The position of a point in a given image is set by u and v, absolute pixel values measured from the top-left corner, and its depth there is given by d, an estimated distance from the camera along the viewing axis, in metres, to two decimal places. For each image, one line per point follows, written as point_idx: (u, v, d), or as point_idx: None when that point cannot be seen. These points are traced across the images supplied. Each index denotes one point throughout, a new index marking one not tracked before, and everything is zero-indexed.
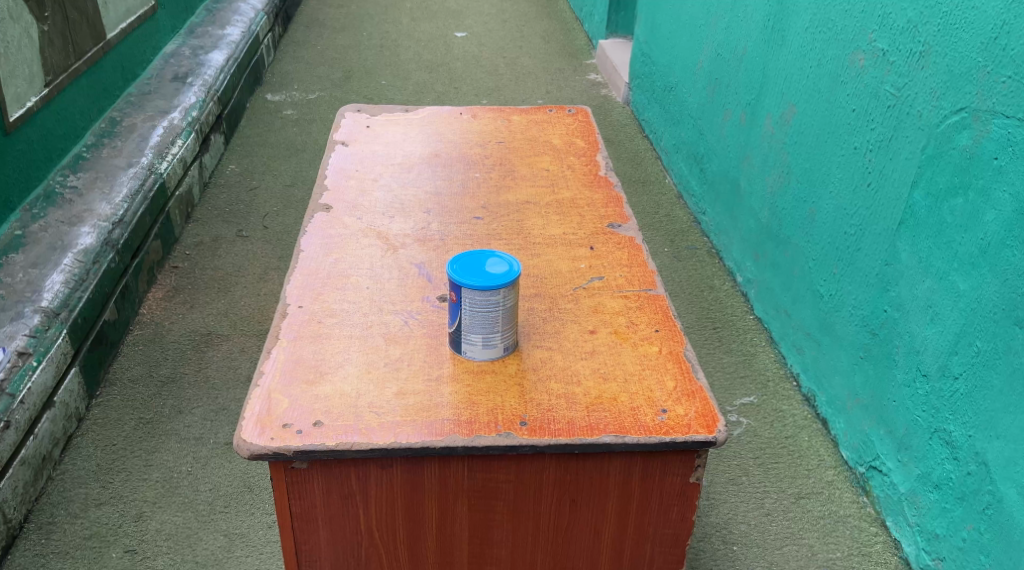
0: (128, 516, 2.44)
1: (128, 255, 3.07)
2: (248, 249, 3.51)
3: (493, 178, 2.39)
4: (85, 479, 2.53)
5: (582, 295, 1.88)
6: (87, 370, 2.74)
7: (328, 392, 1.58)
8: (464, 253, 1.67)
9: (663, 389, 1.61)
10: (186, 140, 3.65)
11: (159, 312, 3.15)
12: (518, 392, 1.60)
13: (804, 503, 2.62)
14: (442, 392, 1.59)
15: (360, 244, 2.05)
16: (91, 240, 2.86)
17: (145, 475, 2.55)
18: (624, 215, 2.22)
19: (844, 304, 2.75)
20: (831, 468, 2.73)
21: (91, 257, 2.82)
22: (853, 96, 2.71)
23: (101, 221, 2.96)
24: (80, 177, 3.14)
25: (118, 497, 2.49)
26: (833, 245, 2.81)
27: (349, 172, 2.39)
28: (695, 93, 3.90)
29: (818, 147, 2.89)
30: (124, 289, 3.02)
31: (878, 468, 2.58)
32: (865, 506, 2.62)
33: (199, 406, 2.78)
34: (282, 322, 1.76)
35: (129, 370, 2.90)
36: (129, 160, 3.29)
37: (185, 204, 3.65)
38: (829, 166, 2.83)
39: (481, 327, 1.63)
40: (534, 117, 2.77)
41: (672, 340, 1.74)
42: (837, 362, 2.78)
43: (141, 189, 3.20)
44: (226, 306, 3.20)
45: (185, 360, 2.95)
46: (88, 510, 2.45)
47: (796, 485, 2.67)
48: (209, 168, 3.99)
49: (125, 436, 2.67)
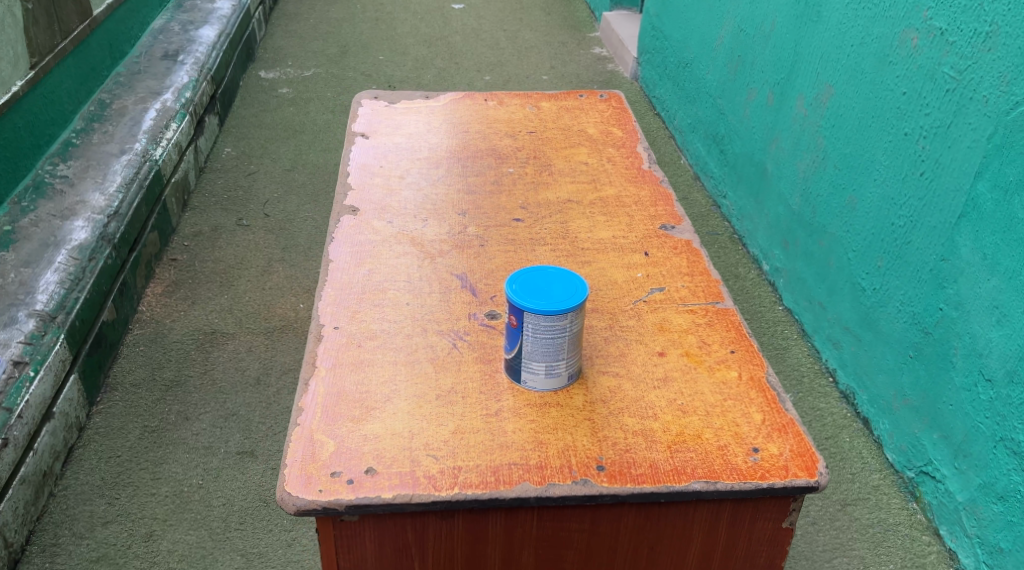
0: (137, 535, 2.27)
1: (125, 249, 2.86)
2: (249, 239, 3.32)
3: (528, 173, 2.21)
4: (90, 495, 2.36)
5: (644, 310, 1.71)
6: (87, 376, 2.55)
7: (378, 431, 1.41)
8: (525, 270, 1.50)
9: (750, 422, 1.45)
10: (181, 123, 3.43)
11: (159, 309, 2.96)
12: (590, 429, 1.43)
13: (851, 511, 2.41)
14: (506, 429, 1.42)
15: (393, 253, 1.87)
16: (85, 235, 2.67)
17: (154, 490, 2.38)
18: (675, 215, 2.04)
19: (889, 300, 2.50)
20: (876, 472, 2.50)
21: (87, 253, 2.63)
22: (902, 77, 2.44)
23: (96, 214, 2.76)
24: (69, 166, 2.93)
25: (126, 515, 2.32)
26: (877, 236, 2.55)
27: (373, 168, 2.20)
28: (715, 71, 3.67)
29: (859, 132, 2.63)
30: (122, 286, 2.83)
31: (930, 474, 2.36)
32: (916, 513, 2.40)
33: (206, 412, 2.60)
34: (318, 348, 1.58)
35: (131, 373, 2.72)
36: (122, 147, 3.09)
37: (182, 191, 3.45)
38: (872, 151, 2.57)
39: (544, 354, 1.46)
40: (563, 102, 2.59)
41: (751, 364, 1.57)
42: (881, 360, 2.54)
43: (137, 177, 2.99)
44: (231, 303, 3.00)
45: (189, 361, 2.77)
46: (94, 530, 2.28)
47: (842, 491, 2.46)
48: (205, 152, 3.78)
49: (129, 447, 2.49)
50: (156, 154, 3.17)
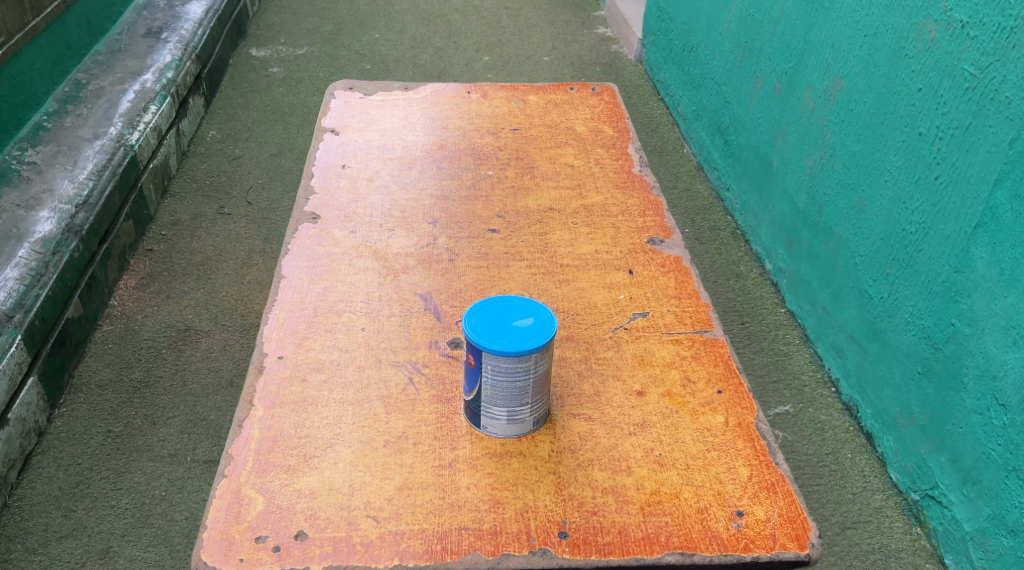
0: (91, 551, 1.89)
1: (94, 241, 2.41)
2: (229, 229, 2.85)
3: (508, 176, 2.04)
4: (43, 508, 1.96)
5: (625, 340, 1.55)
6: (49, 375, 2.15)
7: (314, 484, 1.26)
8: (486, 301, 1.33)
9: (735, 479, 1.29)
10: (161, 106, 2.97)
11: (132, 302, 2.51)
12: (554, 486, 1.27)
13: (851, 535, 2.02)
14: (459, 486, 1.27)
15: (353, 268, 1.70)
16: (50, 226, 2.28)
17: (115, 501, 1.99)
18: (666, 227, 1.87)
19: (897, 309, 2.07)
20: (879, 492, 2.10)
21: (50, 247, 2.23)
22: (915, 71, 2.02)
23: (63, 203, 2.38)
24: (39, 152, 2.55)
25: (84, 529, 1.94)
26: (886, 241, 2.11)
27: (340, 168, 2.02)
28: (721, 56, 3.11)
29: (869, 128, 2.17)
30: (89, 281, 2.37)
31: (936, 498, 1.97)
32: (919, 539, 2.01)
33: (175, 415, 2.20)
34: (257, 383, 1.42)
35: (97, 373, 2.27)
36: (96, 130, 2.69)
37: (160, 176, 2.94)
38: (882, 146, 2.13)
39: (505, 399, 1.30)
40: (552, 95, 2.41)
41: (740, 408, 1.41)
42: (889, 373, 2.12)
43: (111, 164, 2.58)
44: (206, 298, 2.54)
45: (160, 359, 2.33)
46: (47, 544, 1.90)
47: (841, 513, 2.06)
48: (190, 133, 3.29)
49: (88, 454, 2.07)
50: (133, 138, 2.74)
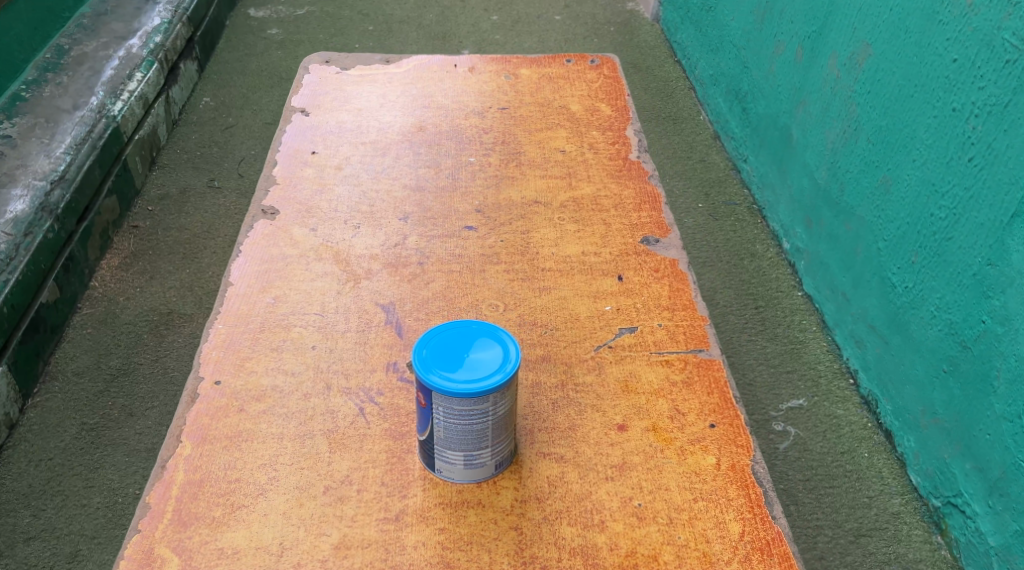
0: (58, 555, 1.60)
1: (73, 219, 1.94)
2: (220, 204, 2.23)
3: (492, 163, 1.83)
4: (9, 504, 1.66)
5: (608, 361, 1.37)
6: (23, 364, 1.77)
7: (238, 541, 1.14)
8: (440, 328, 1.16)
9: (724, 538, 1.16)
10: (150, 73, 2.30)
11: (115, 285, 2.02)
12: (513, 546, 1.15)
13: (866, 544, 1.64)
14: (405, 545, 1.14)
15: (310, 273, 1.52)
16: (22, 206, 1.85)
17: (85, 501, 1.67)
18: (662, 225, 1.66)
19: (916, 299, 1.67)
20: (897, 496, 1.69)
21: (23, 228, 1.82)
22: (951, 37, 1.59)
23: (37, 180, 1.92)
24: (14, 125, 2.06)
25: (52, 529, 1.63)
26: (903, 223, 1.70)
27: (306, 154, 1.82)
28: (740, 16, 2.37)
29: (892, 95, 1.73)
30: (68, 262, 1.93)
31: (958, 506, 1.59)
32: (940, 548, 1.63)
33: (156, 408, 1.81)
34: (189, 414, 1.27)
35: (76, 361, 1.87)
36: (77, 100, 2.14)
37: (149, 148, 2.30)
38: (911, 119, 1.68)
39: (461, 444, 1.15)
40: (547, 70, 2.15)
41: (734, 447, 1.26)
42: (907, 369, 1.70)
43: (91, 137, 2.03)
44: (192, 279, 2.04)
45: (142, 347, 1.91)
46: (14, 545, 1.61)
47: (856, 517, 1.67)
48: (184, 102, 2.53)
49: (65, 449, 1.74)
50: (117, 108, 2.14)
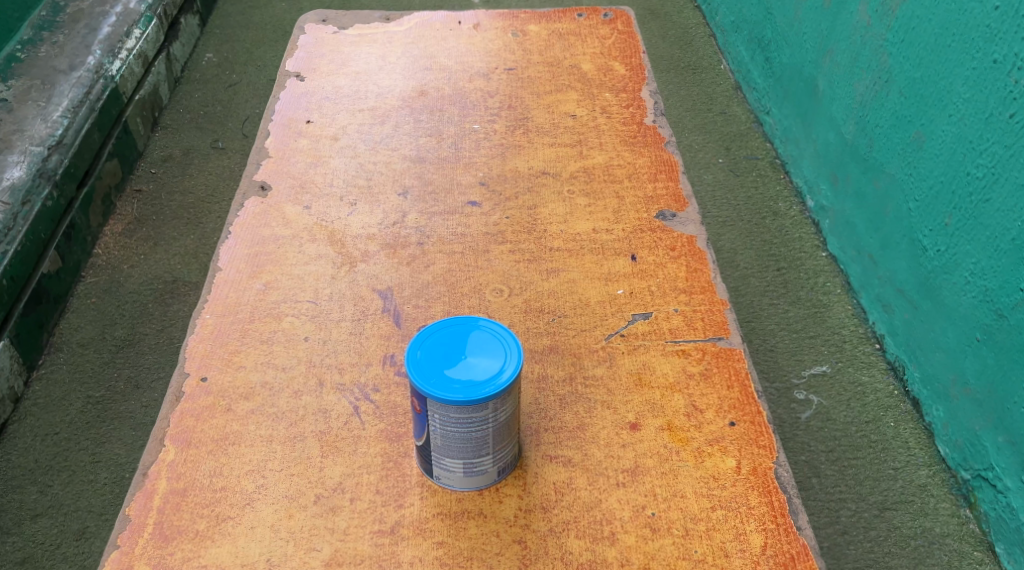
0: (66, 532, 1.55)
1: (72, 185, 1.85)
2: (226, 165, 2.13)
3: (498, 131, 1.72)
4: (15, 480, 1.60)
5: (620, 352, 1.29)
6: (24, 337, 1.69)
7: (223, 557, 1.10)
8: (436, 326, 1.07)
9: (745, 552, 1.10)
10: (149, 29, 2.18)
11: (119, 252, 1.93)
12: (517, 561, 1.10)
13: (892, 518, 1.55)
14: (400, 560, 1.09)
15: (302, 255, 1.43)
16: (18, 172, 1.75)
17: (91, 477, 1.61)
18: (679, 197, 1.55)
19: (948, 263, 1.56)
20: (923, 467, 1.60)
21: (20, 196, 1.73)
22: None
23: (34, 145, 1.82)
24: (9, 86, 1.93)
25: (59, 506, 1.58)
26: (936, 182, 1.58)
27: (301, 123, 1.72)
28: None
29: (927, 45, 1.60)
30: (69, 230, 1.85)
31: (989, 481, 1.50)
32: (968, 522, 1.54)
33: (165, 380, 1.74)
34: (172, 414, 1.21)
35: (80, 331, 1.80)
36: (73, 59, 2.01)
37: (151, 107, 2.20)
38: (947, 71, 1.55)
39: (460, 453, 1.09)
40: (558, 25, 2.02)
41: (755, 449, 1.19)
42: (937, 336, 1.60)
43: (89, 99, 1.92)
44: (196, 245, 1.95)
45: (147, 316, 1.84)
46: (21, 523, 1.56)
47: (881, 490, 1.59)
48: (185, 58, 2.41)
49: (70, 423, 1.67)
50: (116, 68, 2.03)
